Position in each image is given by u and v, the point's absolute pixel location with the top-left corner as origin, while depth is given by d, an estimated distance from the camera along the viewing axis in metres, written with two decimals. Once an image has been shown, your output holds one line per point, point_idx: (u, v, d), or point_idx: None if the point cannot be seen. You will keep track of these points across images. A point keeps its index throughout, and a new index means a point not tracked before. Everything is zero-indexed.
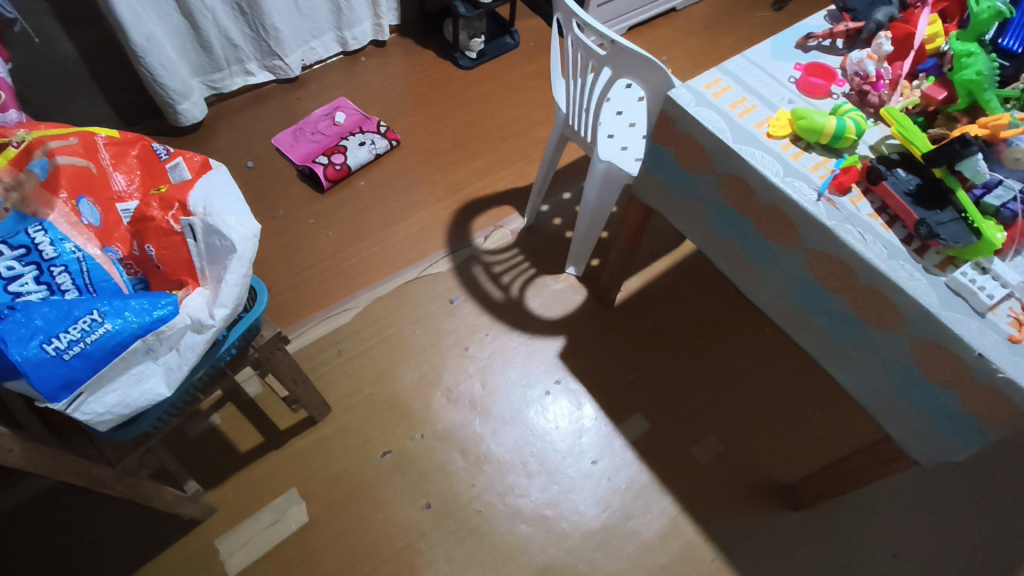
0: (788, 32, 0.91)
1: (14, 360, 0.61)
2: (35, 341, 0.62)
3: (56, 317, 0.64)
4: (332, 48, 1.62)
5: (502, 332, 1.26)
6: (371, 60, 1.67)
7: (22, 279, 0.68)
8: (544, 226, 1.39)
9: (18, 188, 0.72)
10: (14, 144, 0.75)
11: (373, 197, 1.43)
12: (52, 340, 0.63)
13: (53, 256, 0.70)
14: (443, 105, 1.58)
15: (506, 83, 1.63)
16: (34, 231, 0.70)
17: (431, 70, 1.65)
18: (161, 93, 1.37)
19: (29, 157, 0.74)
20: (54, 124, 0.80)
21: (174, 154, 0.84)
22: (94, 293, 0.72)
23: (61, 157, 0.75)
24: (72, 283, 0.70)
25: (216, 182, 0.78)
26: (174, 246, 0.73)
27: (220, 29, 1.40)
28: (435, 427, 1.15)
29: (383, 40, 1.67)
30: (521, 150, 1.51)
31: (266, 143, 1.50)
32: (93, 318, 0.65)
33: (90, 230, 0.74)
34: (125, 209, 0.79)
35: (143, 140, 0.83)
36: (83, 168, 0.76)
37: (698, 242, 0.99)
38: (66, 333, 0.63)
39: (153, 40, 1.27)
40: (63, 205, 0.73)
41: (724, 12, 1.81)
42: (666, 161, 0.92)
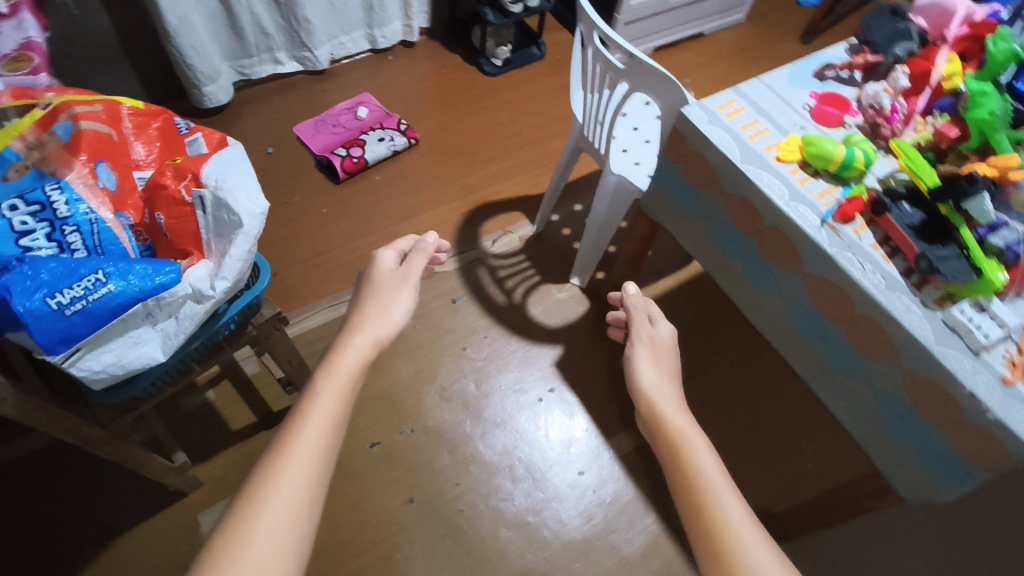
0: (808, 60, 0.92)
1: (16, 310, 0.63)
2: (39, 294, 0.64)
3: (63, 273, 0.66)
4: (361, 45, 1.65)
5: (502, 335, 1.27)
6: (398, 59, 1.70)
7: (33, 235, 0.70)
8: (553, 235, 1.40)
9: (40, 147, 0.76)
10: (41, 106, 0.78)
11: (387, 191, 1.45)
12: (56, 295, 0.65)
13: (66, 216, 0.72)
14: (464, 108, 1.60)
15: (528, 92, 1.65)
16: (51, 190, 0.72)
17: (456, 73, 1.67)
18: (188, 73, 1.39)
19: (54, 119, 0.77)
20: (83, 92, 0.83)
21: (194, 130, 0.87)
22: (102, 255, 0.73)
23: (85, 121, 0.78)
24: (81, 243, 0.72)
25: (232, 159, 0.80)
26: (184, 217, 0.75)
27: (253, 16, 1.43)
28: (427, 423, 1.16)
29: (412, 40, 1.70)
30: (537, 159, 1.53)
31: (288, 132, 1.53)
32: (98, 277, 0.67)
33: (105, 194, 0.76)
34: (141, 177, 0.82)
35: (166, 114, 0.86)
36: (104, 134, 0.79)
37: (701, 260, 0.99)
38: (70, 289, 0.65)
39: (187, 23, 1.31)
40: (82, 166, 0.75)
41: (751, 41, 1.82)
42: (676, 178, 0.93)
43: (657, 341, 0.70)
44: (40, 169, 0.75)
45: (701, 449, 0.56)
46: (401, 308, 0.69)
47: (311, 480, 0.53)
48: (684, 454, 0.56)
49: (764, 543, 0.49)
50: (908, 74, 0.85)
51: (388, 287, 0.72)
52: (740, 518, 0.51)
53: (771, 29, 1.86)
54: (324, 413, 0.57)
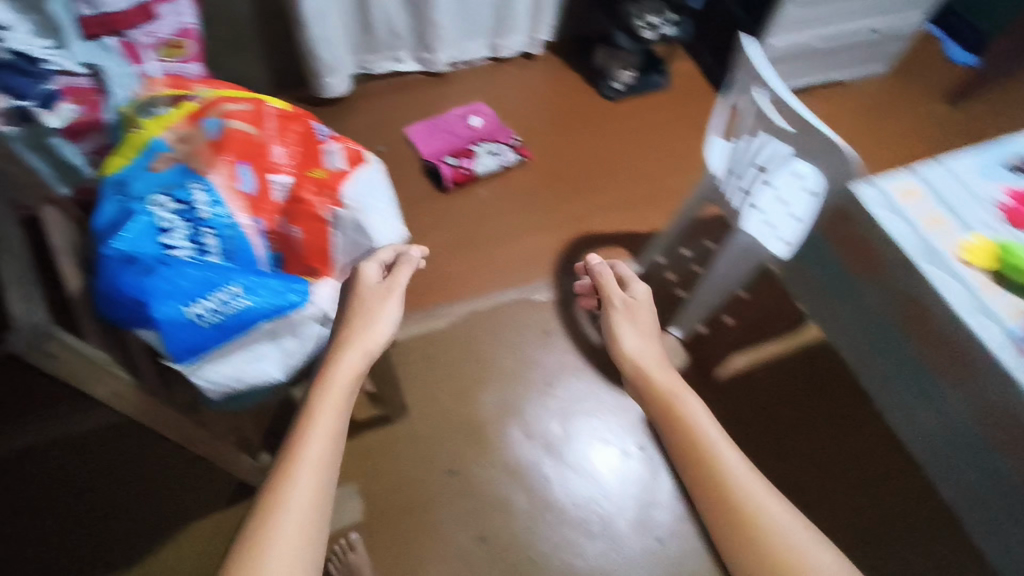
0: (994, 147, 0.83)
1: (154, 316, 0.63)
2: (177, 302, 0.64)
3: (202, 282, 0.66)
4: (482, 52, 1.62)
5: (594, 379, 1.22)
6: (517, 70, 1.66)
7: (173, 233, 0.69)
8: (656, 279, 1.34)
9: (188, 141, 0.74)
10: (195, 100, 0.77)
11: (491, 207, 1.42)
12: (192, 305, 0.64)
13: (207, 217, 0.70)
14: (578, 131, 1.56)
15: (645, 123, 1.59)
16: (195, 188, 0.71)
17: (574, 93, 1.62)
18: (313, 63, 1.39)
19: (205, 114, 0.76)
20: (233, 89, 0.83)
21: (335, 139, 0.84)
22: (233, 262, 0.70)
23: (234, 122, 0.76)
24: (216, 246, 0.70)
25: (371, 178, 0.78)
26: (320, 233, 0.73)
27: (385, 13, 1.41)
28: (507, 461, 1.13)
29: (533, 53, 1.66)
30: (648, 195, 1.46)
31: (400, 132, 1.51)
32: (232, 290, 0.66)
33: (243, 198, 0.73)
34: (278, 182, 0.75)
35: (308, 120, 0.84)
36: (251, 136, 0.77)
37: (845, 354, 0.94)
38: (206, 300, 0.65)
39: (323, 13, 1.30)
40: (226, 169, 0.73)
41: (887, 98, 1.71)
42: (832, 267, 0.88)
43: (632, 304, 0.80)
44: (184, 164, 0.73)
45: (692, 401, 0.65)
46: (382, 324, 0.66)
47: (314, 505, 0.53)
48: (678, 409, 0.65)
49: (794, 519, 0.56)
50: None
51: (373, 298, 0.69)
52: (747, 476, 0.59)
53: (911, 86, 1.74)
54: (321, 430, 0.57)
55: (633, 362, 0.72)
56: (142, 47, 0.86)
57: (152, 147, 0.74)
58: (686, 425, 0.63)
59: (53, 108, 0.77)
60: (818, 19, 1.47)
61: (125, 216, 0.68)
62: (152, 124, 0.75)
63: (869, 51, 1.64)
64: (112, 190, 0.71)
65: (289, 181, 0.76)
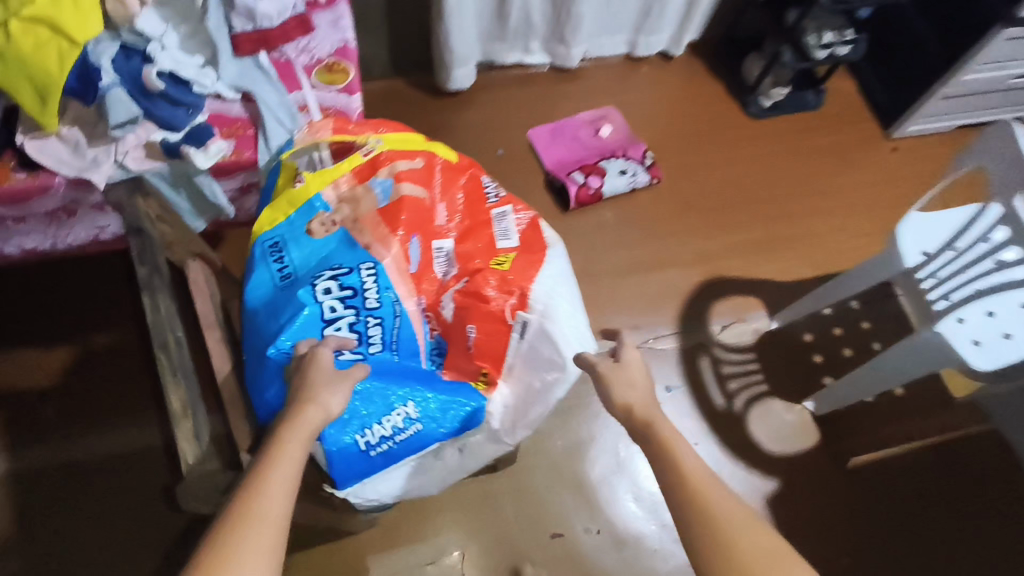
0: None
1: (328, 447, 0.57)
2: (351, 430, 0.58)
3: (376, 403, 0.59)
4: (618, 48, 1.45)
5: (714, 447, 1.13)
6: (652, 71, 1.49)
7: (338, 324, 0.60)
8: (791, 339, 1.22)
9: (353, 203, 0.64)
10: (363, 151, 0.66)
11: (616, 234, 1.29)
12: (365, 432, 0.59)
13: (375, 306, 0.61)
14: (716, 152, 1.40)
15: (792, 150, 1.42)
16: (366, 273, 0.61)
17: (715, 106, 1.45)
18: (441, 52, 1.26)
19: (374, 172, 0.65)
20: (400, 128, 0.71)
21: (507, 199, 0.70)
22: (395, 354, 0.62)
23: (405, 184, 0.64)
24: (380, 338, 0.61)
25: (558, 274, 0.66)
26: (497, 336, 0.63)
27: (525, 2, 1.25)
28: (616, 529, 1.06)
29: (674, 54, 1.48)
30: (788, 238, 1.32)
31: (521, 134, 1.38)
32: (407, 413, 0.60)
33: (413, 282, 0.63)
34: (441, 248, 0.65)
35: (475, 169, 0.70)
36: (422, 201, 0.65)
37: None
38: (379, 427, 0.59)
39: (463, 1, 1.16)
40: (397, 245, 0.62)
41: None
42: None
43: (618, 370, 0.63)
44: (347, 231, 0.63)
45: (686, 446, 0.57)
46: (341, 389, 0.53)
47: None
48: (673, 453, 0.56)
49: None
50: None
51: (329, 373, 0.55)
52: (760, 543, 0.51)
53: None
54: (287, 461, 0.47)
55: (623, 398, 0.61)
56: (298, 71, 0.77)
57: (312, 204, 0.64)
58: (694, 492, 0.54)
59: (203, 145, 0.70)
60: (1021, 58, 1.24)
61: (286, 296, 0.60)
62: (314, 176, 0.65)
63: None
64: (266, 251, 0.63)
65: (451, 245, 0.66)
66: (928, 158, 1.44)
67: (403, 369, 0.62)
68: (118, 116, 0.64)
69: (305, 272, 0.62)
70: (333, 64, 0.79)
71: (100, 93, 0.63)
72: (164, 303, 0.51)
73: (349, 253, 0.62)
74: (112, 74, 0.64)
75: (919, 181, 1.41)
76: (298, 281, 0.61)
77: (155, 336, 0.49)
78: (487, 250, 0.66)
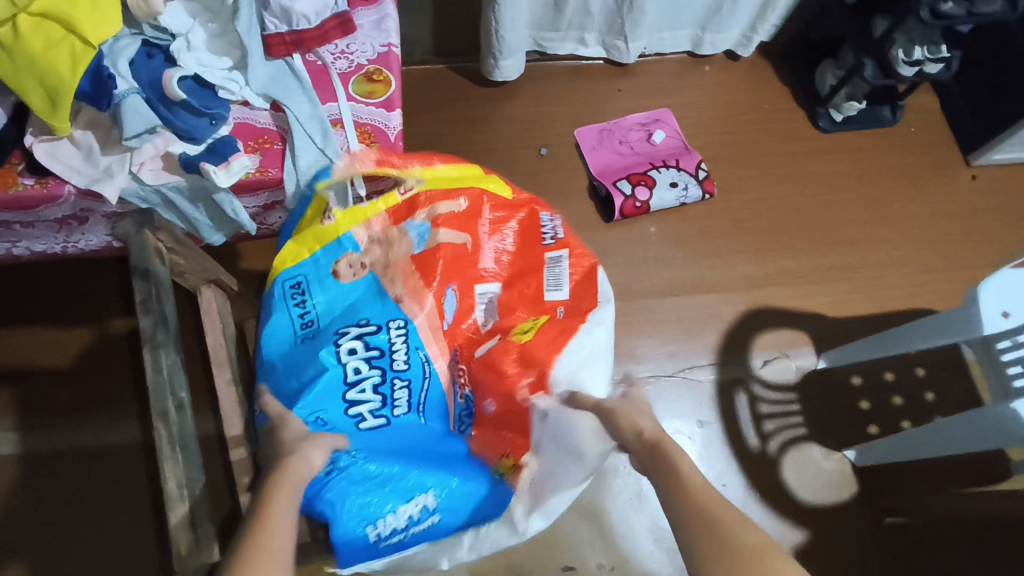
0: None
1: (336, 537, 0.58)
2: (363, 522, 0.59)
3: (394, 492, 0.60)
4: (681, 45, 1.33)
5: (742, 491, 1.07)
6: (714, 71, 1.38)
7: (362, 385, 0.60)
8: (836, 382, 1.14)
9: (385, 246, 0.62)
10: (401, 189, 0.63)
11: (659, 251, 1.21)
12: (376, 524, 0.59)
13: (403, 368, 0.61)
14: (776, 168, 1.29)
15: (859, 171, 1.31)
16: (395, 332, 0.60)
17: (780, 115, 1.34)
18: (490, 39, 1.17)
19: (411, 215, 0.62)
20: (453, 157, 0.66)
21: (565, 242, 0.63)
22: (421, 412, 0.63)
23: (443, 231, 0.61)
24: (406, 401, 0.61)
25: (595, 347, 0.60)
26: (517, 416, 0.61)
27: None
28: (630, 568, 1.01)
29: (740, 55, 1.36)
30: (845, 269, 1.23)
31: (567, 132, 1.29)
32: (426, 503, 0.60)
33: (445, 336, 0.63)
34: (483, 293, 0.64)
35: (533, 205, 0.65)
36: (461, 249, 0.62)
37: None
38: (392, 519, 0.59)
39: None
40: (431, 300, 0.61)
41: None
42: None
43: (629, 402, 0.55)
44: (376, 278, 0.61)
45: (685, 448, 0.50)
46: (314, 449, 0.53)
47: None
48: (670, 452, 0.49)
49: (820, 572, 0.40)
50: None
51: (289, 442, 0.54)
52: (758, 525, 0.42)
53: None
54: (281, 500, 0.45)
55: (630, 419, 0.53)
56: (335, 79, 0.73)
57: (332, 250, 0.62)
58: (695, 498, 0.44)
59: (223, 162, 0.66)
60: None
61: (307, 346, 0.60)
62: (344, 214, 0.62)
63: None
64: (286, 292, 0.62)
65: (495, 291, 0.64)
66: (1008, 192, 1.32)
67: (425, 442, 0.64)
68: (134, 126, 0.62)
69: (327, 320, 0.61)
70: (373, 71, 0.75)
71: (116, 102, 0.62)
72: (168, 362, 0.52)
73: (380, 304, 0.61)
74: (131, 81, 0.63)
75: (996, 216, 1.30)
76: (322, 331, 0.60)
77: (153, 405, 0.49)
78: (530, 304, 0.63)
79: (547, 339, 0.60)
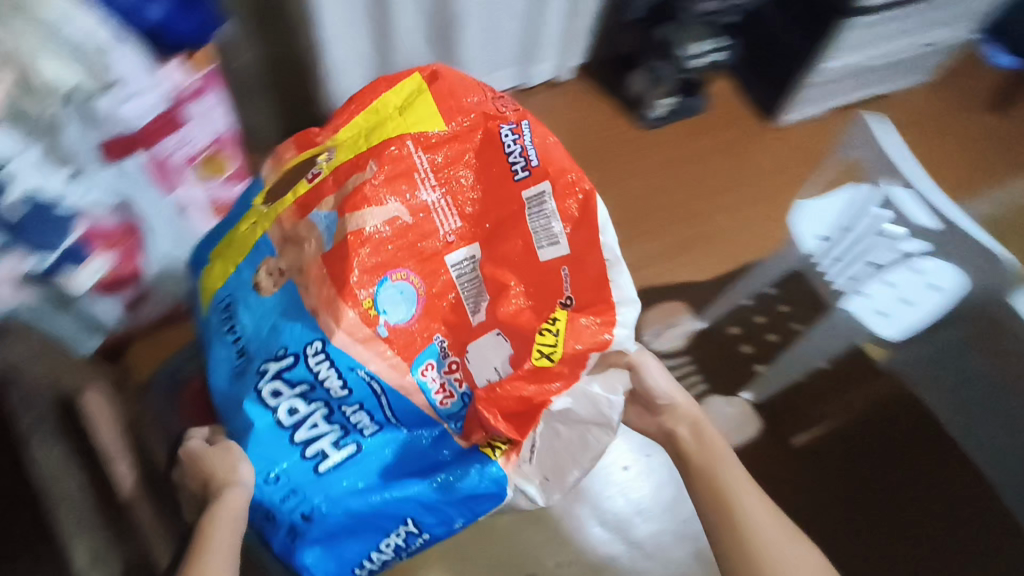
0: None
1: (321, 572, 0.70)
2: (352, 560, 0.71)
3: (374, 528, 0.69)
4: (509, 82, 1.48)
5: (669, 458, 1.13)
6: (543, 98, 1.53)
7: (312, 418, 0.67)
8: (719, 336, 1.27)
9: (301, 257, 0.66)
10: (308, 178, 0.69)
11: None
12: (365, 561, 0.71)
13: (344, 394, 0.66)
14: (616, 168, 1.44)
15: (688, 152, 1.49)
16: (317, 363, 0.65)
17: (611, 122, 1.51)
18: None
19: (312, 208, 0.67)
20: (348, 121, 0.72)
21: (540, 169, 0.64)
22: (390, 423, 0.69)
23: (369, 223, 0.64)
24: (368, 419, 0.68)
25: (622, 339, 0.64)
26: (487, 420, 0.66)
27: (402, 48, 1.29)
28: (584, 558, 1.06)
29: (562, 78, 1.53)
30: (700, 237, 1.38)
31: None
32: (410, 529, 0.70)
33: (385, 342, 0.65)
34: (452, 262, 0.68)
35: (489, 119, 0.66)
36: (399, 226, 0.66)
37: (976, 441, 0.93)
38: (381, 550, 0.71)
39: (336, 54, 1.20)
40: (352, 307, 0.63)
41: (937, 108, 1.63)
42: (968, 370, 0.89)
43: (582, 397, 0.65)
44: (295, 283, 0.66)
45: (750, 500, 0.72)
46: (240, 465, 0.68)
47: None
48: (733, 505, 0.72)
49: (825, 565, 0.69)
50: None
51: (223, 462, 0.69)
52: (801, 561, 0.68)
53: (957, 96, 1.66)
54: (215, 556, 0.64)
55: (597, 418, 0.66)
56: (183, 166, 0.87)
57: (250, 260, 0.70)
58: (740, 531, 0.70)
59: (84, 262, 0.80)
60: (859, 42, 1.36)
61: (245, 376, 0.67)
62: (265, 215, 0.71)
63: (920, 63, 1.55)
64: (222, 314, 0.71)
65: (467, 256, 0.68)
66: (810, 142, 1.54)
67: (391, 464, 0.70)
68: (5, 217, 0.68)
69: (256, 344, 0.67)
70: (211, 156, 0.91)
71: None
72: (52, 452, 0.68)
73: (298, 327, 0.65)
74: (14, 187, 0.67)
75: (805, 164, 1.50)
76: (253, 355, 0.67)
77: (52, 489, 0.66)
78: (543, 296, 0.64)
79: (563, 374, 0.64)
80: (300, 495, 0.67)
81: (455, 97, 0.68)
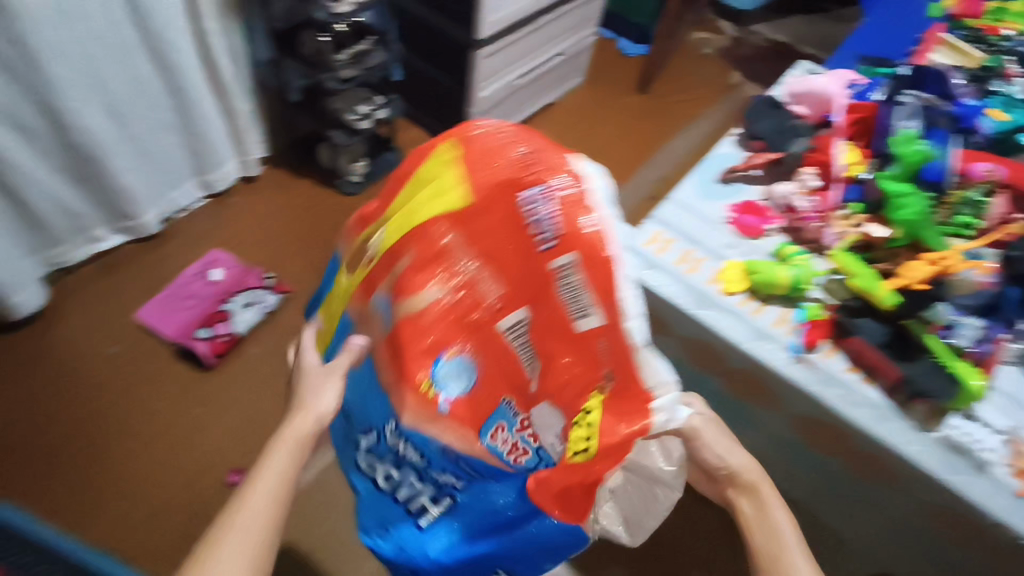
0: (707, 168, 0.88)
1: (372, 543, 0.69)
2: (412, 526, 0.68)
3: (461, 520, 0.68)
4: (194, 194, 1.46)
5: None
6: (241, 198, 1.53)
7: (389, 464, 0.66)
8: None
9: (370, 327, 0.59)
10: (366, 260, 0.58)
11: (272, 362, 1.29)
12: (420, 518, 0.68)
13: (411, 453, 0.64)
14: (331, 241, 1.49)
15: None
16: (388, 435, 0.64)
17: (315, 201, 1.55)
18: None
19: (373, 291, 0.58)
20: (407, 177, 0.60)
21: (570, 235, 0.54)
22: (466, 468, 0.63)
23: (405, 303, 0.55)
24: (451, 472, 0.64)
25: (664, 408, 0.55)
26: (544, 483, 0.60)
27: (54, 198, 1.22)
28: None
29: (252, 174, 1.54)
30: None
31: (131, 320, 1.31)
32: (455, 485, 0.65)
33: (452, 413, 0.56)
34: (508, 326, 0.56)
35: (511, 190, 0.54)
36: (447, 304, 0.55)
37: None
38: (425, 517, 0.67)
39: None
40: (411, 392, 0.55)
41: (597, 101, 1.89)
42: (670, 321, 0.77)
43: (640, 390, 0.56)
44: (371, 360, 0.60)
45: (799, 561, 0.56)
46: (335, 389, 0.59)
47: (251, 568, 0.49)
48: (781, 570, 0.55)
49: None
50: (812, 173, 0.82)
51: (311, 382, 0.59)
52: None
53: (607, 86, 1.93)
54: (269, 472, 0.53)
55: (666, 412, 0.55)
56: None
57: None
58: None
59: None
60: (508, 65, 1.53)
61: (349, 437, 0.69)
62: (343, 283, 0.62)
63: (566, 69, 1.80)
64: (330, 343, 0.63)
65: (525, 315, 0.57)
66: None
67: (477, 491, 0.66)
68: None
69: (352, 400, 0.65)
70: None
71: None
72: None
73: (377, 404, 0.63)
74: None
75: None
76: (353, 417, 0.67)
77: None
78: (588, 360, 0.56)
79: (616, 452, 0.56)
80: (397, 535, 0.68)
81: (527, 166, 0.55)
